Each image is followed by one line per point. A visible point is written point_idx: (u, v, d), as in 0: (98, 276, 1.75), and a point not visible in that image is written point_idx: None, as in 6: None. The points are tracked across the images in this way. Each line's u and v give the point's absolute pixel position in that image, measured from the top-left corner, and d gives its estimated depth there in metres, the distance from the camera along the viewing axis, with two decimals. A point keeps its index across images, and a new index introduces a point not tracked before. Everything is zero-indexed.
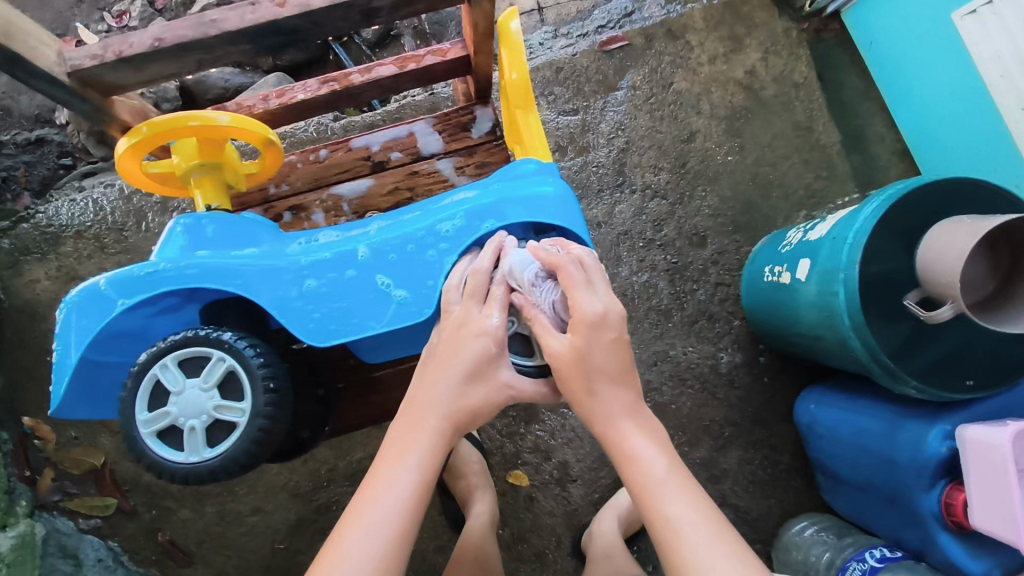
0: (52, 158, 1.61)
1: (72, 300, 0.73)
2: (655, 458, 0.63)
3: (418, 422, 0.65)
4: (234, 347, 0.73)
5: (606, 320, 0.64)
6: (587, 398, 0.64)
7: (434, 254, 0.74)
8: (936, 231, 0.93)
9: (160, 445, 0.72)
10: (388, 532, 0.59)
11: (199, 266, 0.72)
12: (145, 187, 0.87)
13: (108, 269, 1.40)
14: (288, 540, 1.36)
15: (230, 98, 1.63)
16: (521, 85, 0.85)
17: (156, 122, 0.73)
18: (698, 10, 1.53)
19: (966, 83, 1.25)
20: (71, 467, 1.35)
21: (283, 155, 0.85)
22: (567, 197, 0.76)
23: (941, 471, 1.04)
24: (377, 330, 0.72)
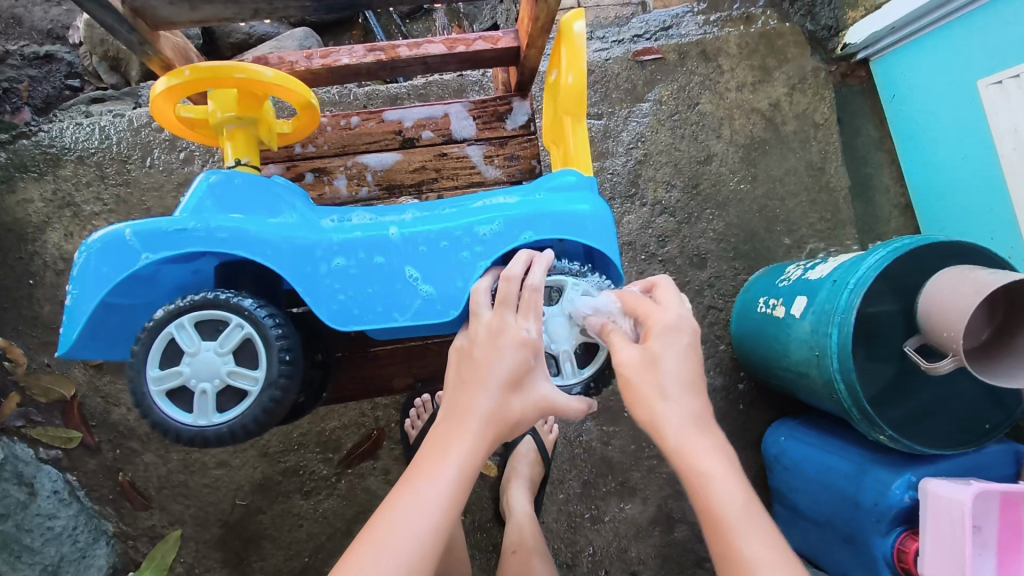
0: (59, 77, 1.57)
1: (93, 245, 0.71)
2: (732, 490, 0.56)
3: (455, 429, 0.62)
4: (254, 315, 0.73)
5: (682, 330, 0.64)
6: (660, 403, 0.60)
7: (466, 255, 0.74)
8: (937, 282, 0.96)
9: (169, 403, 0.73)
10: (420, 542, 0.55)
11: (231, 231, 0.71)
12: (175, 130, 0.87)
13: (105, 199, 1.37)
14: (250, 498, 1.35)
15: (252, 45, 1.60)
16: (576, 91, 0.84)
17: (199, 68, 0.74)
18: (733, 36, 1.54)
19: (980, 150, 1.29)
20: (39, 395, 1.32)
21: (319, 117, 0.86)
22: (603, 219, 0.78)
23: (898, 519, 1.08)
24: (401, 322, 0.73)
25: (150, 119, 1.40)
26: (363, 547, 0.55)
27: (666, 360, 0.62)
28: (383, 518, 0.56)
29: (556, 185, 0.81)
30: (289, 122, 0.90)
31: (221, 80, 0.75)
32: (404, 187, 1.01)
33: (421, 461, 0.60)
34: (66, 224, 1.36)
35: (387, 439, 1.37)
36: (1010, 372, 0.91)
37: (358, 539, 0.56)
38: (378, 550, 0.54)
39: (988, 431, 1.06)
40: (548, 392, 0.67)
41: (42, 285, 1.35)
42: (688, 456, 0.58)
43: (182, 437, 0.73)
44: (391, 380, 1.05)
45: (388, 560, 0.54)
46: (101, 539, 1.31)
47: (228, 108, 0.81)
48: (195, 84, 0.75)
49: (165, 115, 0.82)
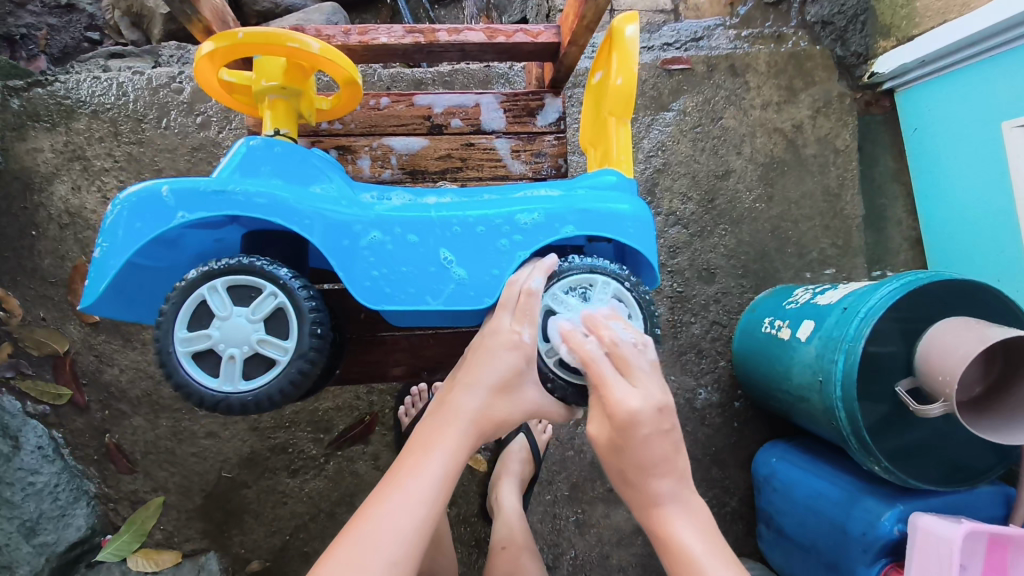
0: (79, 28, 1.53)
1: (126, 200, 0.70)
2: (693, 538, 0.62)
3: (440, 428, 0.65)
4: (288, 285, 0.73)
5: (643, 418, 0.61)
6: (629, 489, 0.65)
7: (505, 243, 0.73)
8: (943, 327, 0.96)
9: (195, 367, 0.72)
10: (401, 535, 0.58)
11: (268, 198, 0.71)
12: (216, 95, 0.86)
13: (117, 156, 1.35)
14: (236, 471, 1.34)
15: (278, 15, 1.57)
16: (624, 93, 0.83)
17: (252, 31, 0.72)
18: (763, 54, 1.53)
19: (996, 191, 1.29)
20: (31, 348, 1.30)
21: (360, 94, 0.85)
22: (642, 218, 0.77)
23: (884, 550, 1.08)
24: (433, 306, 0.72)
25: (169, 80, 1.38)
26: (348, 540, 0.57)
27: (636, 449, 0.62)
28: (370, 512, 0.59)
29: (597, 184, 0.79)
30: (329, 99, 0.89)
31: (271, 46, 0.73)
32: (428, 173, 1.00)
33: (404, 458, 0.63)
34: (74, 177, 1.34)
35: (380, 424, 1.36)
36: (999, 427, 0.91)
37: (344, 533, 0.58)
38: (362, 545, 0.56)
39: (981, 472, 1.07)
40: (538, 399, 0.70)
41: (44, 237, 1.32)
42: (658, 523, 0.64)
43: (204, 402, 0.72)
44: (392, 367, 1.03)
45: (370, 552, 0.56)
46: (81, 499, 1.28)
47: (273, 76, 0.80)
48: (244, 47, 0.74)
49: (208, 78, 0.81)
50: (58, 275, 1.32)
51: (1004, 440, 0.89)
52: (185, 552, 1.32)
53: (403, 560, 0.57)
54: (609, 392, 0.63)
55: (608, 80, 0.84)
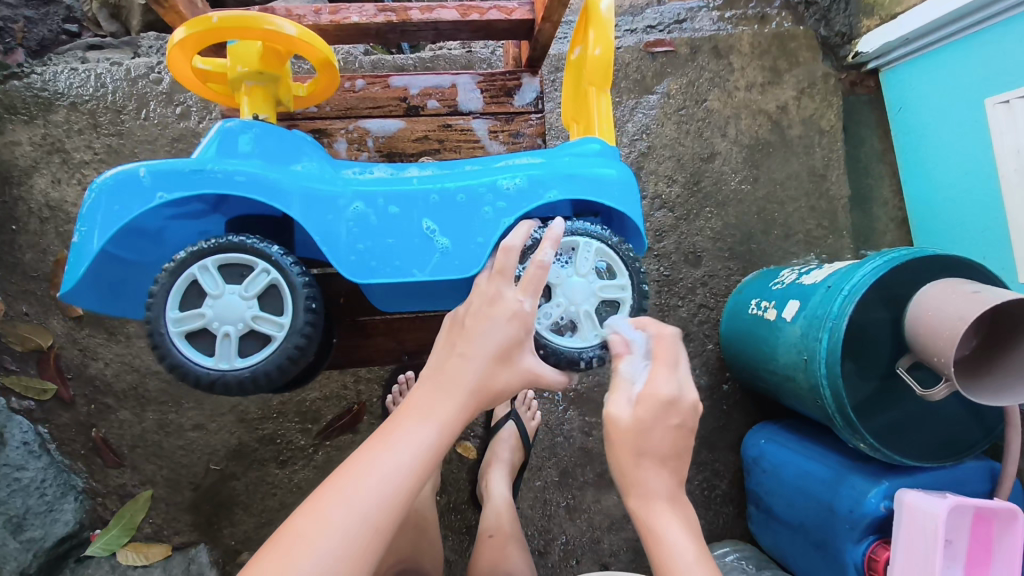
0: (56, 21, 1.48)
1: (105, 182, 0.69)
2: (687, 547, 0.55)
3: (436, 391, 0.57)
4: (280, 261, 0.72)
5: (678, 408, 0.57)
6: (630, 470, 0.56)
7: (489, 211, 0.72)
8: (923, 301, 0.96)
9: (189, 346, 0.71)
10: (382, 499, 0.50)
11: (248, 175, 0.70)
12: (189, 85, 0.85)
13: (96, 148, 1.34)
14: (224, 463, 1.33)
15: (257, 3, 1.56)
16: (603, 64, 0.83)
17: (226, 15, 0.70)
18: (747, 35, 1.53)
19: (981, 168, 1.29)
20: (13, 343, 1.28)
21: (338, 78, 0.84)
22: (627, 183, 0.76)
23: (871, 527, 1.08)
24: (419, 278, 0.71)
25: (148, 70, 1.37)
26: (324, 499, 0.50)
27: (652, 435, 0.56)
28: (353, 470, 0.51)
29: (580, 151, 0.78)
30: (305, 84, 0.88)
31: (247, 31, 0.71)
32: (405, 155, 0.99)
33: (396, 419, 0.55)
34: (54, 170, 1.33)
35: (369, 413, 1.35)
36: (1006, 384, 0.90)
37: (315, 496, 0.50)
38: (338, 505, 0.49)
39: (969, 441, 1.07)
40: (535, 369, 0.63)
41: (25, 232, 1.31)
42: (647, 518, 0.56)
43: (200, 383, 0.71)
44: (376, 352, 1.03)
45: (348, 513, 0.49)
46: (69, 493, 1.27)
47: (248, 62, 0.78)
48: (218, 33, 0.72)
49: (181, 67, 0.79)
50: (40, 269, 1.31)
51: (1008, 401, 0.88)
52: (175, 545, 1.31)
53: (383, 527, 0.50)
54: (655, 372, 0.59)
55: (586, 52, 0.84)
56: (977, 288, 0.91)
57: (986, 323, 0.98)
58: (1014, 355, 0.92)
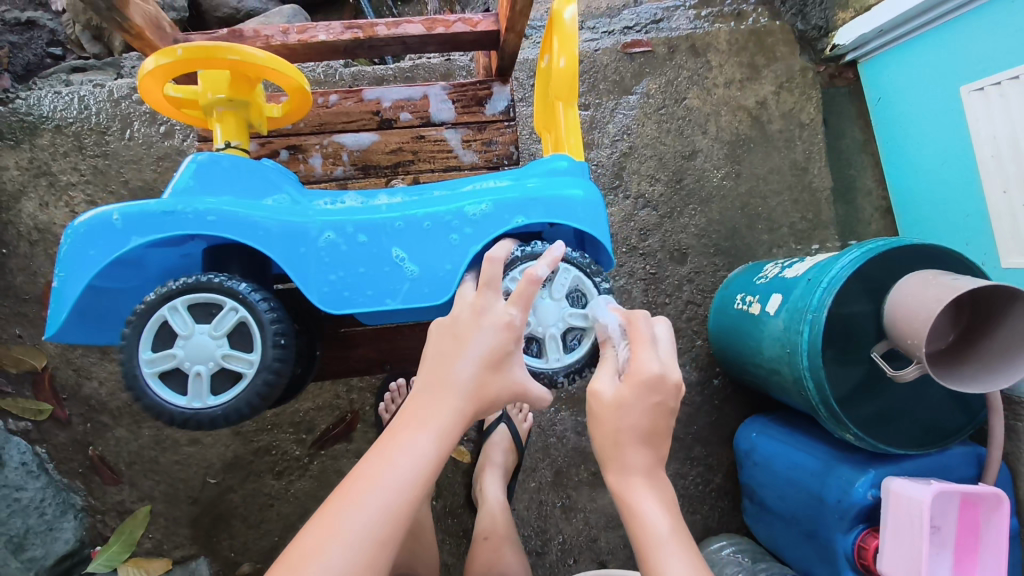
0: (41, 44, 1.51)
1: (77, 228, 0.71)
2: (657, 512, 0.58)
3: (433, 400, 0.58)
4: (248, 299, 0.73)
5: (661, 385, 0.60)
6: (613, 449, 0.60)
7: (456, 238, 0.72)
8: (900, 292, 0.97)
9: (162, 387, 0.72)
10: (389, 506, 0.51)
11: (220, 214, 0.70)
12: (164, 111, 0.86)
13: (83, 169, 1.35)
14: (221, 476, 1.35)
15: (239, 20, 1.58)
16: (567, 74, 0.82)
17: (192, 46, 0.72)
18: (724, 32, 1.54)
19: (960, 155, 1.30)
20: (8, 364, 1.30)
21: (310, 99, 0.85)
22: (594, 203, 0.76)
23: (859, 516, 1.10)
24: (392, 307, 0.72)
25: (131, 91, 1.38)
26: (333, 513, 0.51)
27: (633, 410, 0.59)
28: (357, 483, 0.52)
29: (548, 171, 0.78)
30: (279, 105, 0.89)
31: (214, 60, 0.73)
32: (380, 168, 1.00)
33: (398, 429, 0.56)
34: (42, 193, 1.34)
35: (362, 422, 1.37)
36: (984, 372, 0.90)
37: (323, 509, 0.51)
38: (347, 515, 0.50)
39: (950, 433, 1.08)
40: (524, 381, 0.63)
41: (17, 255, 1.33)
42: (625, 493, 0.60)
43: (175, 421, 0.72)
44: (364, 362, 1.04)
45: (358, 525, 0.50)
46: (68, 512, 1.29)
47: (218, 88, 0.79)
48: (186, 63, 0.73)
49: (153, 94, 0.80)
50: (31, 291, 1.33)
51: (987, 389, 0.88)
52: (175, 559, 1.33)
53: (391, 535, 0.51)
54: (637, 352, 0.62)
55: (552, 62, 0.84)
56: (957, 278, 0.91)
57: (964, 316, 0.99)
58: (989, 344, 0.93)
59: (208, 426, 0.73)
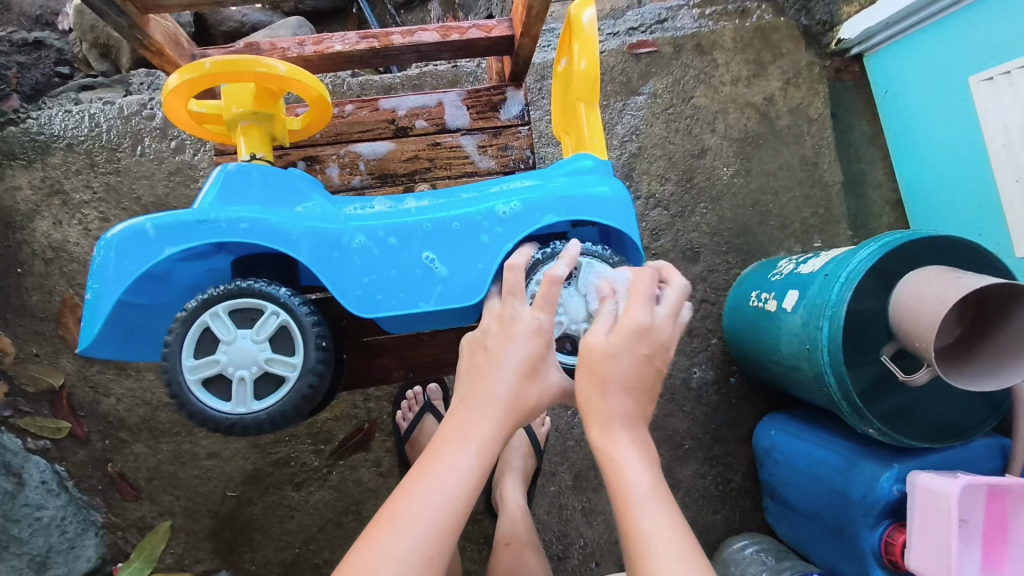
0: (48, 64, 1.50)
1: (110, 240, 0.70)
2: (640, 467, 0.57)
3: (476, 414, 0.58)
4: (289, 303, 0.72)
5: (651, 337, 0.59)
6: (597, 398, 0.58)
7: (487, 238, 0.72)
8: (908, 283, 0.97)
9: (205, 394, 0.72)
10: (435, 523, 0.53)
11: (251, 221, 0.70)
12: (187, 127, 0.86)
13: (95, 187, 1.35)
14: (241, 489, 1.34)
15: (245, 33, 1.59)
16: (589, 76, 0.83)
17: (218, 61, 0.72)
18: (729, 29, 1.54)
19: (972, 147, 1.29)
20: (27, 384, 1.31)
21: (332, 109, 0.84)
22: (623, 200, 0.76)
23: (886, 511, 1.09)
24: (425, 309, 0.71)
25: (141, 107, 1.38)
26: (382, 527, 0.53)
27: (620, 361, 0.57)
28: (404, 499, 0.54)
29: (573, 170, 0.78)
30: (299, 118, 0.88)
31: (237, 73, 0.73)
32: (397, 176, 1.00)
33: (440, 445, 0.57)
34: (55, 212, 1.35)
35: (380, 430, 1.36)
36: (990, 371, 0.90)
37: (372, 527, 0.54)
38: (394, 534, 0.52)
39: (976, 424, 1.08)
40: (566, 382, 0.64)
41: (32, 274, 1.33)
42: (606, 442, 0.58)
43: (219, 427, 0.72)
44: (383, 372, 1.04)
45: (406, 543, 0.52)
46: (90, 530, 1.29)
47: (242, 102, 0.79)
48: (211, 78, 0.73)
49: (177, 110, 0.80)
50: (47, 310, 1.33)
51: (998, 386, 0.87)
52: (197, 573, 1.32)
53: (439, 549, 0.53)
54: (631, 306, 0.60)
55: (572, 65, 0.84)
56: (960, 275, 0.91)
57: (968, 313, 0.98)
58: (995, 342, 0.92)
59: (252, 431, 0.72)
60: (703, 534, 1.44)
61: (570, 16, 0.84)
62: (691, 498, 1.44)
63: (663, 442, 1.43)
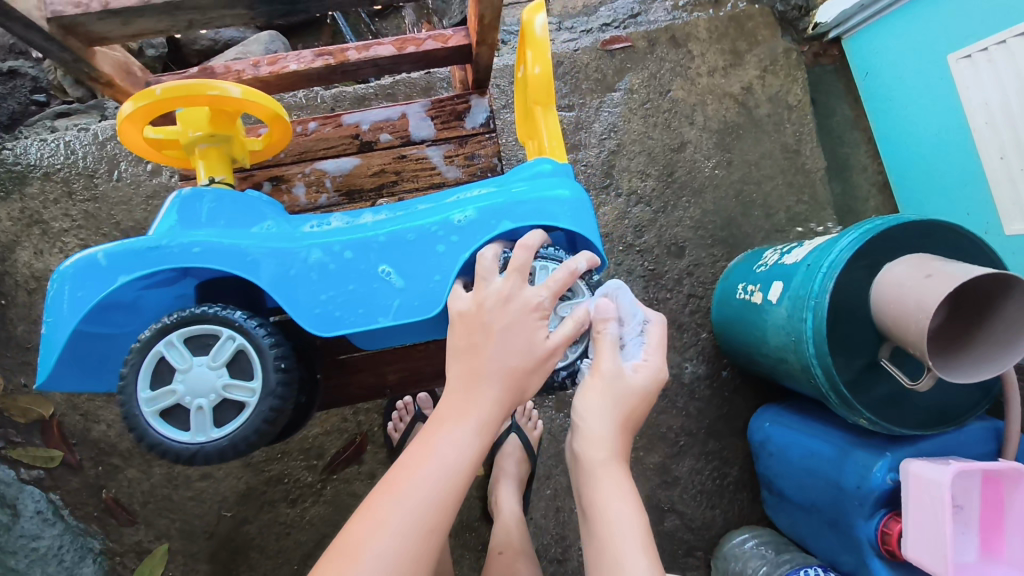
0: (23, 93, 1.49)
1: (64, 271, 0.70)
2: (614, 505, 0.65)
3: (469, 392, 0.59)
4: (244, 326, 0.72)
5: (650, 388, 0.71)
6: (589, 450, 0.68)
7: (443, 247, 0.71)
8: (892, 271, 0.96)
9: (163, 424, 0.71)
10: (435, 496, 0.55)
11: (205, 245, 0.70)
12: (145, 153, 0.85)
13: (74, 215, 1.35)
14: (236, 509, 1.34)
15: (218, 51, 1.59)
16: (543, 81, 0.82)
17: (169, 86, 0.71)
18: (702, 20, 1.53)
19: (953, 126, 1.28)
20: (16, 416, 1.30)
21: (291, 128, 0.84)
22: (582, 204, 0.75)
23: (881, 500, 1.08)
24: (384, 323, 0.70)
25: (116, 132, 1.38)
26: (378, 503, 0.54)
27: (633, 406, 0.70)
28: (403, 474, 0.55)
29: (533, 174, 0.77)
30: (259, 139, 0.88)
31: (190, 98, 0.72)
32: (364, 191, 0.99)
33: (441, 422, 0.58)
34: (36, 242, 1.35)
35: (372, 442, 1.36)
36: (1005, 340, 0.88)
37: (371, 497, 0.55)
38: (392, 508, 0.53)
39: (967, 408, 1.06)
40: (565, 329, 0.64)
41: (16, 305, 1.33)
42: (590, 488, 0.66)
43: (180, 458, 0.71)
44: (365, 387, 1.04)
45: (404, 515, 0.53)
46: (87, 557, 1.29)
47: (198, 125, 0.79)
48: (164, 103, 0.73)
49: (132, 138, 0.79)
50: (33, 340, 1.33)
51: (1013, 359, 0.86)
52: None
53: (438, 523, 0.54)
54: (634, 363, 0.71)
55: (527, 70, 0.83)
56: (928, 271, 0.89)
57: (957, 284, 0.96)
58: (998, 307, 0.90)
59: (215, 459, 0.72)
60: (703, 530, 1.43)
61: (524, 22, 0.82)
62: (688, 494, 1.43)
63: (657, 440, 1.43)
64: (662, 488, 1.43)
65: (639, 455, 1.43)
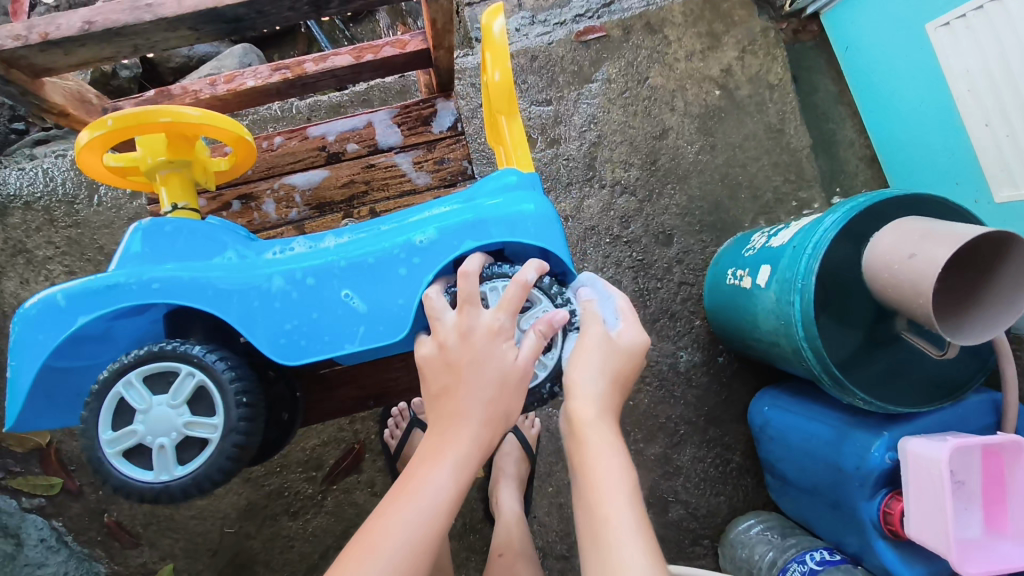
0: (2, 122, 1.49)
1: (26, 312, 0.70)
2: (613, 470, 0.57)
3: (447, 432, 0.59)
4: (204, 361, 0.72)
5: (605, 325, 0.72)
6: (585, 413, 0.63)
7: (405, 270, 0.71)
8: (880, 244, 0.93)
9: (126, 464, 0.71)
10: (414, 540, 0.53)
11: (164, 281, 0.70)
12: (103, 177, 0.84)
13: (57, 242, 1.35)
14: (238, 524, 1.34)
15: (193, 66, 1.58)
16: (504, 88, 0.80)
17: (120, 115, 0.71)
18: (677, 4, 1.51)
19: (935, 96, 1.26)
20: (15, 445, 1.32)
21: (254, 149, 0.84)
22: (547, 217, 0.74)
23: (881, 481, 1.06)
24: (352, 349, 0.70)
25: None
26: (358, 551, 0.52)
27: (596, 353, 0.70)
28: (383, 520, 0.54)
29: (498, 188, 0.76)
30: (225, 158, 0.88)
31: (144, 125, 0.71)
32: (334, 204, 0.99)
33: (419, 466, 0.58)
34: (21, 271, 1.34)
35: (369, 451, 1.36)
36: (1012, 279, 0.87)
37: (351, 547, 0.53)
38: (370, 556, 0.51)
39: (964, 382, 1.04)
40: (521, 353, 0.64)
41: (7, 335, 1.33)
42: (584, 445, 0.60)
43: (145, 498, 0.71)
44: (353, 398, 1.03)
45: (383, 564, 0.51)
46: None
47: (157, 151, 0.78)
48: (119, 132, 0.73)
49: (91, 163, 0.79)
50: None
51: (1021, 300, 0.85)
52: None
53: (417, 569, 0.52)
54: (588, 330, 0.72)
55: (488, 76, 0.82)
56: (914, 250, 0.87)
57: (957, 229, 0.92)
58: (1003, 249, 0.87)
59: (184, 495, 0.71)
60: (708, 518, 1.42)
61: (484, 25, 0.81)
62: (691, 483, 1.42)
63: (656, 431, 1.42)
64: (664, 478, 1.42)
65: (639, 447, 1.42)
